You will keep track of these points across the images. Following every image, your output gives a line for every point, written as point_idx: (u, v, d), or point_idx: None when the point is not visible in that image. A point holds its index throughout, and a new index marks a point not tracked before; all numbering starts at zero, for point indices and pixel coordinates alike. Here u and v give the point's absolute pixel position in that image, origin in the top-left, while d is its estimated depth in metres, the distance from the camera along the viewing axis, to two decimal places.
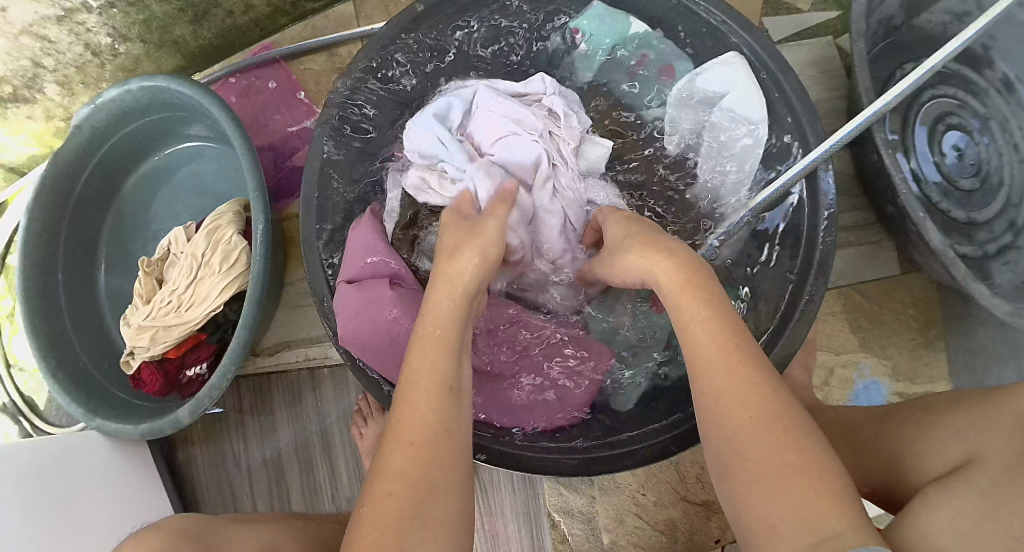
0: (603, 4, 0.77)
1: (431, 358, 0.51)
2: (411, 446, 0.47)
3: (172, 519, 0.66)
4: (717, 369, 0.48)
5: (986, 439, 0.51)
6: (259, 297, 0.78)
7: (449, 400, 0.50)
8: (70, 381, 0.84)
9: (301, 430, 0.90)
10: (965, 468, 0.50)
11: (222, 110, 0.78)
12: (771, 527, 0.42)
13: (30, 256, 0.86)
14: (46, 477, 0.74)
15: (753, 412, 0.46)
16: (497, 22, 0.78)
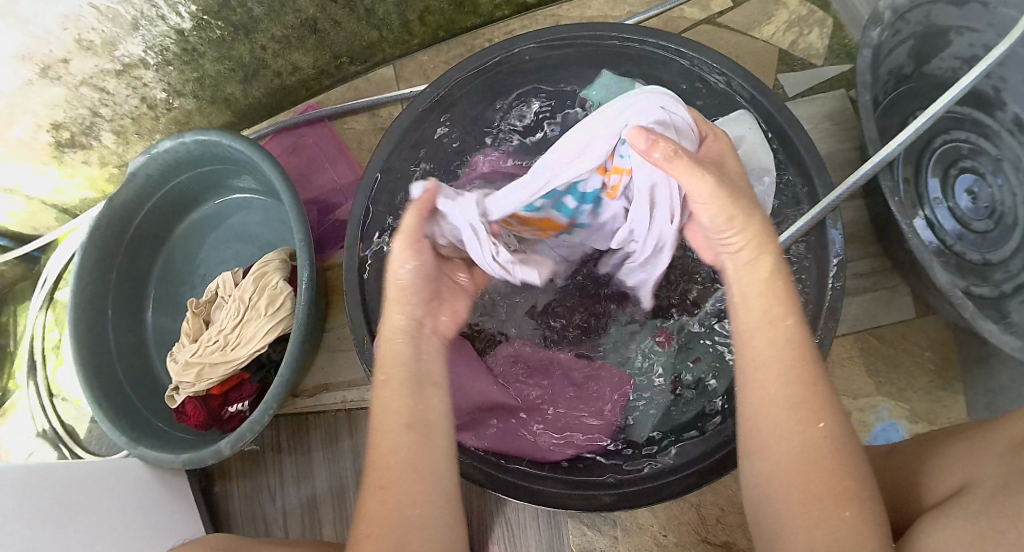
0: (609, 72, 0.81)
1: (391, 396, 0.56)
2: (381, 487, 0.53)
3: (210, 540, 0.69)
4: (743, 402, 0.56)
5: (980, 466, 0.53)
6: (301, 338, 0.83)
7: (415, 437, 0.55)
8: (117, 413, 0.89)
9: (336, 469, 0.93)
10: (961, 494, 0.53)
11: (272, 165, 0.85)
12: (801, 547, 0.49)
13: (82, 293, 0.92)
14: (86, 496, 0.79)
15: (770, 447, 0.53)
16: (530, 90, 0.84)
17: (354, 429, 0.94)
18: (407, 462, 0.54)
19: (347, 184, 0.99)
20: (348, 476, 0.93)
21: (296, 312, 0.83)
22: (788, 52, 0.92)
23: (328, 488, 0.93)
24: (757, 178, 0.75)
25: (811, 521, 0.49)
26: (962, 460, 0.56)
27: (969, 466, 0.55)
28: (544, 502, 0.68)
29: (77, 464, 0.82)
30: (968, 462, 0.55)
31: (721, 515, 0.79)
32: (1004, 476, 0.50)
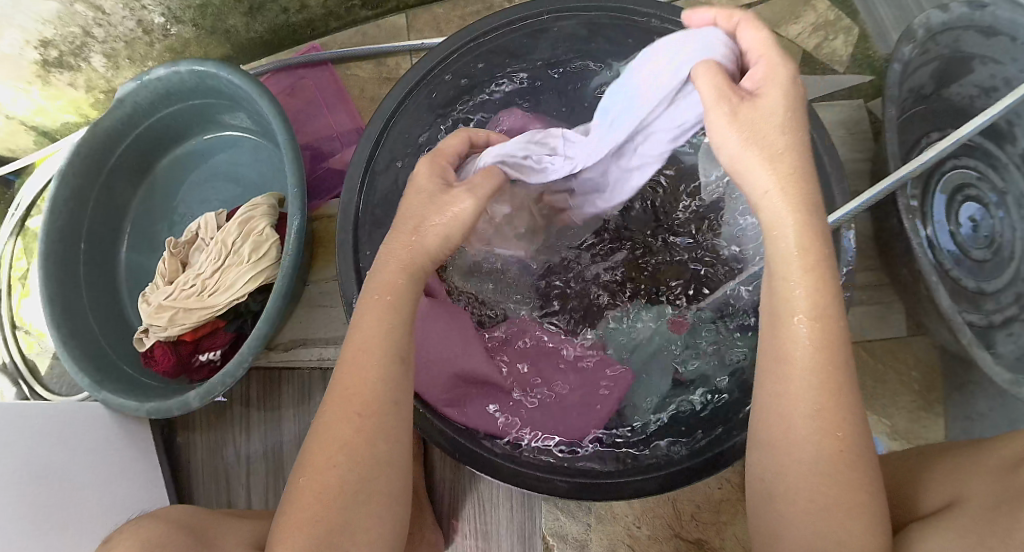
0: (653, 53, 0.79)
1: (374, 323, 0.53)
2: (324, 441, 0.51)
3: (170, 509, 0.64)
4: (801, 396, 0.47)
5: (971, 483, 0.53)
6: (285, 291, 0.79)
7: (398, 371, 0.52)
8: (81, 351, 0.85)
9: (307, 427, 0.90)
10: (949, 508, 0.53)
11: (271, 107, 0.81)
12: None
13: (55, 222, 0.87)
14: (35, 444, 0.74)
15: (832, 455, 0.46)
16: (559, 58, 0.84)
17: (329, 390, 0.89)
18: (386, 422, 0.51)
19: (347, 132, 0.94)
20: None
21: (283, 261, 0.79)
22: (811, 53, 0.92)
23: (295, 448, 0.90)
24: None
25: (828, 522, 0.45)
26: (953, 476, 0.56)
27: (958, 484, 0.54)
28: (535, 485, 0.67)
29: (29, 405, 0.77)
30: (960, 478, 0.55)
31: (696, 512, 0.78)
32: (997, 495, 0.50)
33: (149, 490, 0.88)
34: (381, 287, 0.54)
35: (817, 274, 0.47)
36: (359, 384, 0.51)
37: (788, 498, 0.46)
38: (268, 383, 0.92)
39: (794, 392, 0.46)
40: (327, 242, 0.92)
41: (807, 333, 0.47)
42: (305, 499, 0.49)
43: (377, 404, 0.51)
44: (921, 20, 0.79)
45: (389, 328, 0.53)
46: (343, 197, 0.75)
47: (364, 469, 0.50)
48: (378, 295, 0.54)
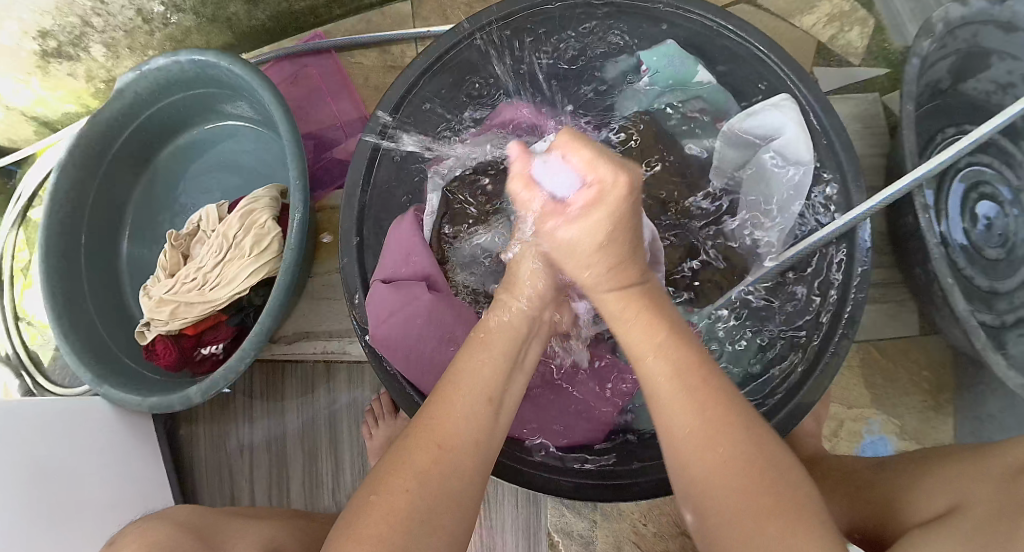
0: (674, 44, 0.77)
1: (482, 363, 0.54)
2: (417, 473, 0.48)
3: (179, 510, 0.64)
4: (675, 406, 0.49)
5: (973, 491, 0.53)
6: (287, 285, 0.78)
7: (489, 409, 0.52)
8: (83, 345, 0.84)
9: (309, 419, 0.89)
10: (951, 513, 0.52)
11: (273, 98, 0.79)
12: None
13: (56, 215, 0.86)
14: (38, 441, 0.74)
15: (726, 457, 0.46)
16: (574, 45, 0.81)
17: (333, 384, 0.89)
18: (477, 455, 0.50)
19: (351, 122, 0.92)
20: (321, 432, 0.88)
21: (286, 255, 0.78)
22: (825, 44, 0.90)
23: (298, 443, 0.89)
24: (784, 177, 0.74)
25: (770, 513, 0.44)
26: (956, 478, 0.55)
27: (960, 488, 0.54)
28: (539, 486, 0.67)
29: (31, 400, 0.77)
30: (963, 482, 0.54)
31: None
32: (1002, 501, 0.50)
33: (152, 483, 0.88)
34: (486, 330, 0.56)
35: (648, 316, 0.53)
36: (447, 418, 0.50)
37: (710, 503, 0.46)
38: (272, 376, 0.91)
39: (663, 411, 0.49)
40: (331, 233, 0.91)
41: (662, 359, 0.51)
42: (375, 524, 0.46)
43: (477, 440, 0.50)
44: (940, 13, 0.77)
45: (491, 369, 0.54)
46: (346, 188, 0.73)
47: (435, 498, 0.47)
48: (481, 337, 0.56)
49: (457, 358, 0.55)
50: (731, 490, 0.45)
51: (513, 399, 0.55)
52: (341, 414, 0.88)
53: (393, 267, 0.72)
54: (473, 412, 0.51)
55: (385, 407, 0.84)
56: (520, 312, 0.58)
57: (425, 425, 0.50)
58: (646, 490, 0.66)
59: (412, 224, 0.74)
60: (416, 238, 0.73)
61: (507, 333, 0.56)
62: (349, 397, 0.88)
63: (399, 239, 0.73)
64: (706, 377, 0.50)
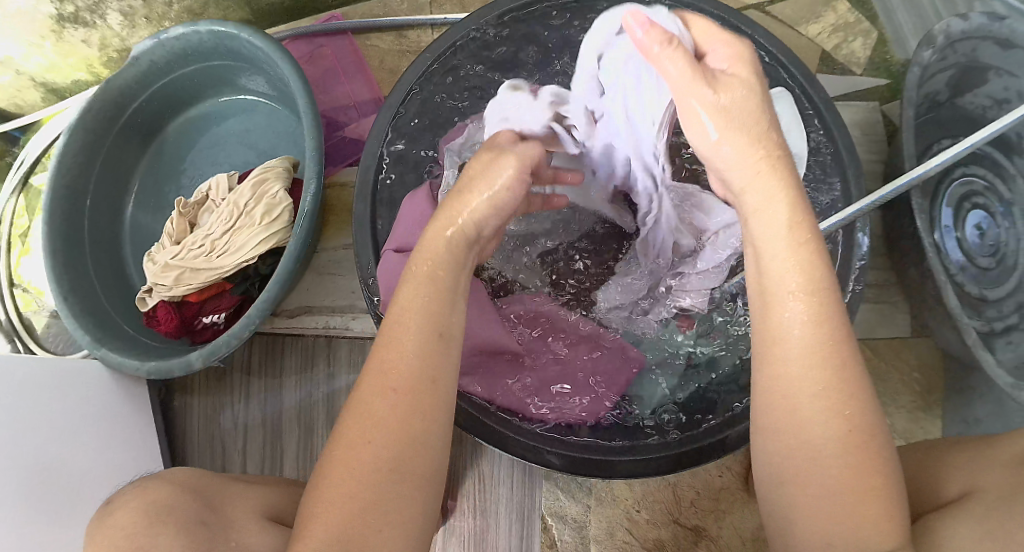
0: (671, 31, 0.78)
1: (419, 298, 0.51)
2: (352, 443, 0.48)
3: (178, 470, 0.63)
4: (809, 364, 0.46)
5: (980, 476, 0.55)
6: (296, 255, 0.79)
7: (437, 348, 0.50)
8: (82, 308, 0.84)
9: (307, 393, 0.89)
10: (962, 499, 0.54)
11: (293, 72, 0.80)
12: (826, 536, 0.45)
13: (62, 177, 0.86)
14: (34, 399, 0.74)
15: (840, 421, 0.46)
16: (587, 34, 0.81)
17: (333, 359, 0.89)
18: (423, 402, 0.49)
19: (363, 102, 0.93)
20: (318, 406, 0.88)
21: (296, 226, 0.78)
22: (829, 53, 0.93)
23: (295, 417, 0.89)
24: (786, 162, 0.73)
25: (836, 510, 0.45)
26: (964, 465, 0.58)
27: (968, 474, 0.56)
28: (536, 460, 0.68)
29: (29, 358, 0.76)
30: (971, 467, 0.57)
31: (696, 499, 0.79)
32: (1006, 486, 0.52)
33: (143, 452, 0.87)
34: (424, 258, 0.53)
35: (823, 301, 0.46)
36: (399, 358, 0.49)
37: (799, 489, 0.46)
38: (272, 350, 0.91)
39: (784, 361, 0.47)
40: (340, 210, 0.91)
41: (807, 332, 0.46)
42: (330, 492, 0.47)
43: (417, 380, 0.49)
44: (941, 27, 0.81)
45: (425, 299, 0.51)
46: (361, 161, 0.75)
47: (398, 450, 0.47)
48: (420, 267, 0.52)
49: (398, 290, 0.52)
50: (822, 486, 0.45)
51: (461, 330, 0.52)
52: (340, 387, 0.88)
53: (404, 236, 0.71)
54: (418, 353, 0.49)
55: None
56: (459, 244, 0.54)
57: (370, 373, 0.49)
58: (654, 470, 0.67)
59: (426, 197, 0.74)
60: (427, 210, 0.72)
61: (447, 249, 0.53)
62: (348, 371, 0.88)
63: (412, 212, 0.73)
64: (846, 346, 0.47)
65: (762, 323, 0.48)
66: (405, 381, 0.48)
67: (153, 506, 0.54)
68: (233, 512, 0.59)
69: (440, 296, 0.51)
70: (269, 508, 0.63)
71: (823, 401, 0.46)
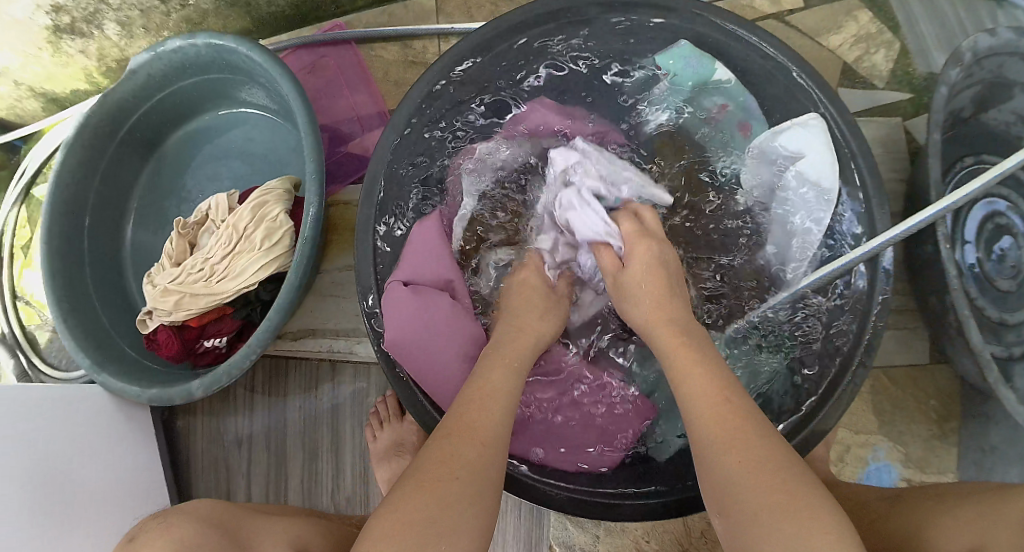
0: (688, 44, 0.76)
1: (499, 379, 0.58)
2: (423, 482, 0.49)
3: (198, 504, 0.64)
4: (703, 416, 0.52)
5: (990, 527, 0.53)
6: (298, 282, 0.77)
7: (514, 422, 0.56)
8: (82, 330, 0.82)
9: (311, 417, 0.87)
10: None
11: (292, 91, 0.77)
12: None
13: (60, 194, 0.84)
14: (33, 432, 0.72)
15: (744, 457, 0.48)
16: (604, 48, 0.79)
17: (337, 382, 0.87)
18: (498, 456, 0.52)
19: (368, 115, 0.90)
20: (323, 431, 0.87)
21: (298, 250, 0.76)
22: (850, 66, 0.90)
23: (298, 442, 0.87)
24: (816, 199, 0.74)
25: None
26: (975, 514, 0.56)
27: (980, 525, 0.54)
28: (535, 499, 0.67)
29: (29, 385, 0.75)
30: (982, 518, 0.54)
31: (706, 530, 0.77)
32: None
33: (148, 474, 0.86)
34: (506, 353, 0.62)
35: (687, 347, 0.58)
36: (486, 420, 0.54)
37: None
38: (276, 371, 0.89)
39: (699, 425, 0.52)
40: (344, 229, 0.89)
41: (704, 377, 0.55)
42: (391, 525, 0.46)
43: (496, 436, 0.53)
44: (968, 43, 0.77)
45: (507, 388, 0.58)
46: (365, 179, 0.72)
47: (473, 486, 0.49)
48: (506, 357, 0.61)
49: (485, 373, 0.59)
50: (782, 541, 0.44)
51: None
52: (345, 404, 0.87)
53: (415, 272, 0.72)
54: (499, 419, 0.55)
55: (391, 410, 0.83)
56: (533, 343, 0.65)
57: (455, 424, 0.53)
58: (660, 509, 0.66)
59: (439, 232, 0.74)
60: (440, 244, 0.74)
61: (526, 357, 0.62)
62: (353, 393, 0.86)
63: (424, 244, 0.74)
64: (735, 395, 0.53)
65: (680, 397, 0.55)
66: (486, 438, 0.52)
67: (174, 542, 0.55)
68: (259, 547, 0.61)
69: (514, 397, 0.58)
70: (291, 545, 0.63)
71: (725, 442, 0.50)
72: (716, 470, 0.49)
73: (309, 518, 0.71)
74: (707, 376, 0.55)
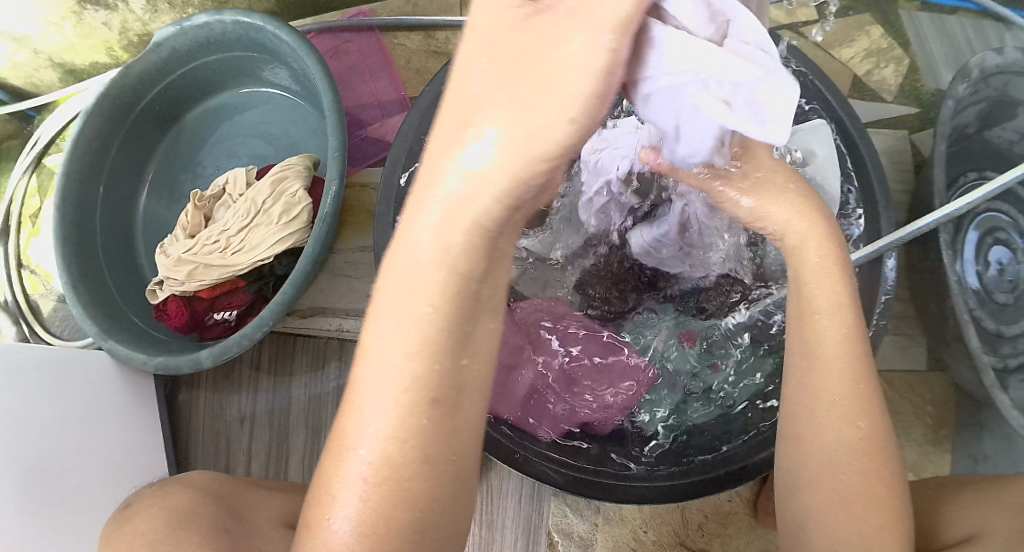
0: None
1: (416, 334, 0.43)
2: (334, 498, 0.44)
3: (199, 472, 0.64)
4: (836, 375, 0.50)
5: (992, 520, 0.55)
6: (313, 258, 0.78)
7: (436, 383, 0.44)
8: (92, 298, 0.83)
9: (315, 392, 0.88)
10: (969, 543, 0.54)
11: (318, 69, 0.79)
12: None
13: (76, 162, 0.85)
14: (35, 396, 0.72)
15: (859, 434, 0.50)
16: None
17: (344, 362, 0.88)
18: (431, 438, 0.44)
19: (389, 101, 0.92)
20: (327, 410, 0.87)
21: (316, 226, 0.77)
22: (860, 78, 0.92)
23: (302, 419, 0.88)
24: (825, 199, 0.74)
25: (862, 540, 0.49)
26: (974, 504, 0.58)
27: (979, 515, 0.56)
28: (536, 476, 0.66)
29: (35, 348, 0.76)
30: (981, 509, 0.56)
31: (703, 522, 0.79)
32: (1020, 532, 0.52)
33: (147, 445, 0.86)
34: (414, 279, 0.44)
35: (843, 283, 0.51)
36: (392, 408, 0.43)
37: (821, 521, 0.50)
38: (283, 348, 0.90)
39: (826, 379, 0.50)
40: (359, 210, 0.90)
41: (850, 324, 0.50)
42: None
43: (415, 419, 0.43)
44: (976, 60, 0.79)
45: (422, 337, 0.43)
46: (387, 162, 0.74)
47: (411, 500, 0.43)
48: (414, 296, 0.44)
49: (375, 321, 0.45)
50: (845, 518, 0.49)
51: (470, 353, 0.45)
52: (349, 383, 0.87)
53: None
54: (413, 391, 0.43)
55: None
56: (477, 263, 0.44)
57: (361, 415, 0.44)
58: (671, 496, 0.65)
59: None
60: None
61: (464, 266, 0.44)
62: None
63: None
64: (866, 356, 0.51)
65: (806, 330, 0.51)
66: (413, 364, 0.43)
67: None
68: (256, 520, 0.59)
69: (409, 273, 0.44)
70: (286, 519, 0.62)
71: (842, 413, 0.50)
72: (820, 432, 0.50)
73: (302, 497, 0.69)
74: (836, 318, 0.51)
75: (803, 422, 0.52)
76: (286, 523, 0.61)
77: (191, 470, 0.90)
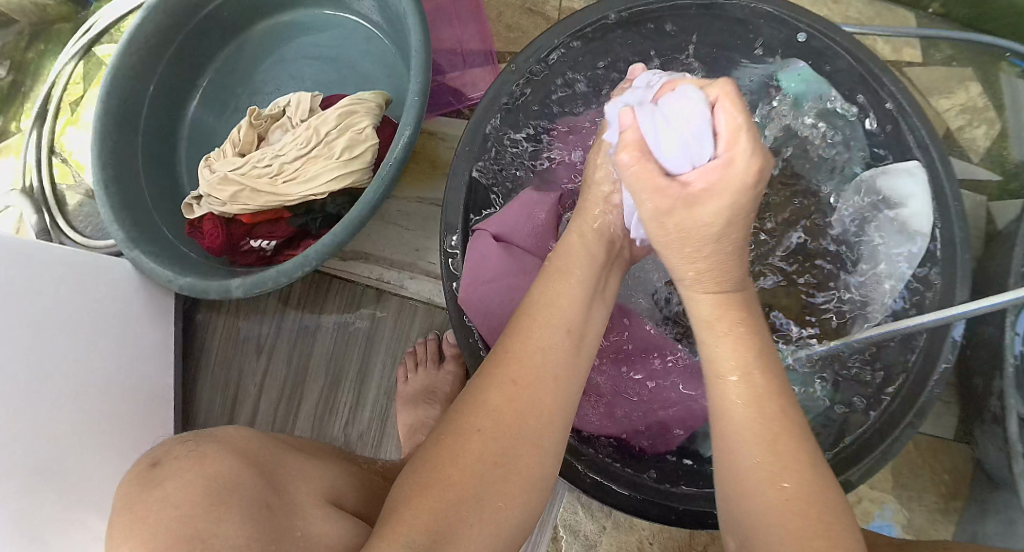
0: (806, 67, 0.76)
1: (559, 297, 0.54)
2: (459, 430, 0.47)
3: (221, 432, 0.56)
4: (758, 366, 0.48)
5: None
6: (372, 204, 0.72)
7: (568, 351, 0.51)
8: (120, 201, 0.78)
9: (341, 341, 0.85)
10: None
11: (413, 6, 0.74)
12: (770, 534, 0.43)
13: (128, 58, 0.80)
14: (46, 301, 0.69)
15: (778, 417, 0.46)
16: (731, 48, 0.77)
17: (380, 313, 0.85)
18: (544, 391, 0.49)
19: (471, 51, 0.85)
20: (350, 361, 0.84)
21: (380, 171, 0.72)
22: (951, 134, 0.91)
23: (322, 366, 0.85)
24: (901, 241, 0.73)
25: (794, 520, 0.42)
26: None
27: None
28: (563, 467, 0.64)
29: (50, 247, 0.72)
30: None
31: (708, 545, 0.77)
32: None
33: (158, 364, 0.84)
34: (566, 261, 0.57)
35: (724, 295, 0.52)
36: (527, 350, 0.50)
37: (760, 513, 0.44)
38: (316, 287, 0.87)
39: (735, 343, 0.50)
40: (422, 161, 0.86)
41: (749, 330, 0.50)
42: (428, 469, 0.45)
43: (547, 367, 0.50)
44: None
45: (569, 306, 0.53)
46: (478, 109, 0.70)
47: (510, 441, 0.46)
48: (563, 267, 0.56)
49: (539, 285, 0.55)
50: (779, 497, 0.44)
51: (592, 333, 0.54)
52: (382, 338, 0.84)
53: (506, 225, 0.70)
54: (546, 343, 0.51)
55: (430, 353, 0.81)
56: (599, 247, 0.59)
57: (502, 360, 0.50)
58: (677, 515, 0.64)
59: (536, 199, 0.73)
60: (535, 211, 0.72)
61: (584, 258, 0.57)
62: (393, 329, 0.84)
63: (523, 207, 0.72)
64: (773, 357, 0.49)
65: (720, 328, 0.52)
66: (552, 329, 0.51)
67: None
68: (295, 494, 0.52)
69: (578, 311, 0.54)
70: (325, 492, 0.57)
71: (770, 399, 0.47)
72: (759, 412, 0.47)
73: (339, 459, 0.67)
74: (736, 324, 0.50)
75: (720, 402, 0.48)
76: (327, 497, 0.56)
77: (198, 394, 0.88)
